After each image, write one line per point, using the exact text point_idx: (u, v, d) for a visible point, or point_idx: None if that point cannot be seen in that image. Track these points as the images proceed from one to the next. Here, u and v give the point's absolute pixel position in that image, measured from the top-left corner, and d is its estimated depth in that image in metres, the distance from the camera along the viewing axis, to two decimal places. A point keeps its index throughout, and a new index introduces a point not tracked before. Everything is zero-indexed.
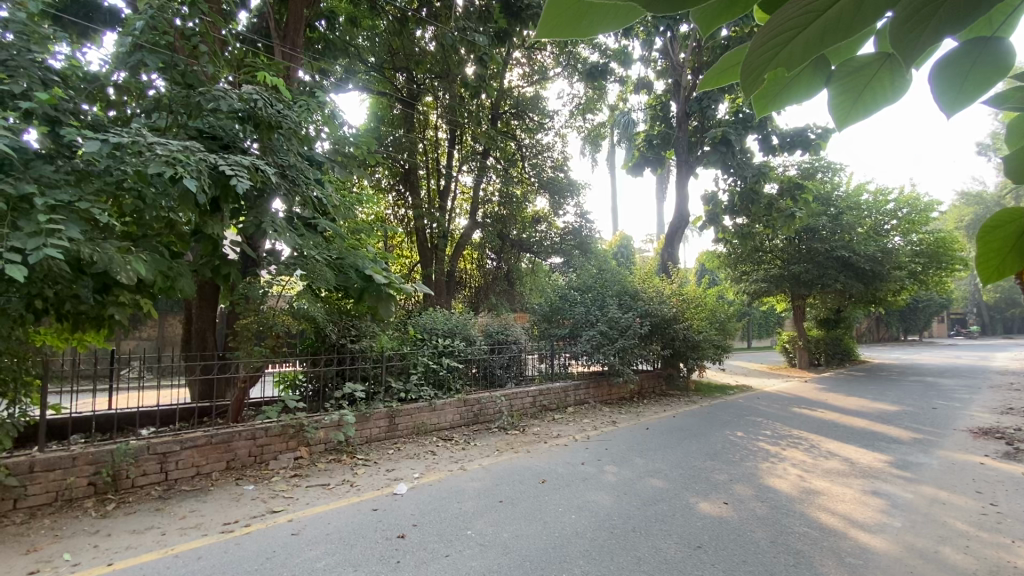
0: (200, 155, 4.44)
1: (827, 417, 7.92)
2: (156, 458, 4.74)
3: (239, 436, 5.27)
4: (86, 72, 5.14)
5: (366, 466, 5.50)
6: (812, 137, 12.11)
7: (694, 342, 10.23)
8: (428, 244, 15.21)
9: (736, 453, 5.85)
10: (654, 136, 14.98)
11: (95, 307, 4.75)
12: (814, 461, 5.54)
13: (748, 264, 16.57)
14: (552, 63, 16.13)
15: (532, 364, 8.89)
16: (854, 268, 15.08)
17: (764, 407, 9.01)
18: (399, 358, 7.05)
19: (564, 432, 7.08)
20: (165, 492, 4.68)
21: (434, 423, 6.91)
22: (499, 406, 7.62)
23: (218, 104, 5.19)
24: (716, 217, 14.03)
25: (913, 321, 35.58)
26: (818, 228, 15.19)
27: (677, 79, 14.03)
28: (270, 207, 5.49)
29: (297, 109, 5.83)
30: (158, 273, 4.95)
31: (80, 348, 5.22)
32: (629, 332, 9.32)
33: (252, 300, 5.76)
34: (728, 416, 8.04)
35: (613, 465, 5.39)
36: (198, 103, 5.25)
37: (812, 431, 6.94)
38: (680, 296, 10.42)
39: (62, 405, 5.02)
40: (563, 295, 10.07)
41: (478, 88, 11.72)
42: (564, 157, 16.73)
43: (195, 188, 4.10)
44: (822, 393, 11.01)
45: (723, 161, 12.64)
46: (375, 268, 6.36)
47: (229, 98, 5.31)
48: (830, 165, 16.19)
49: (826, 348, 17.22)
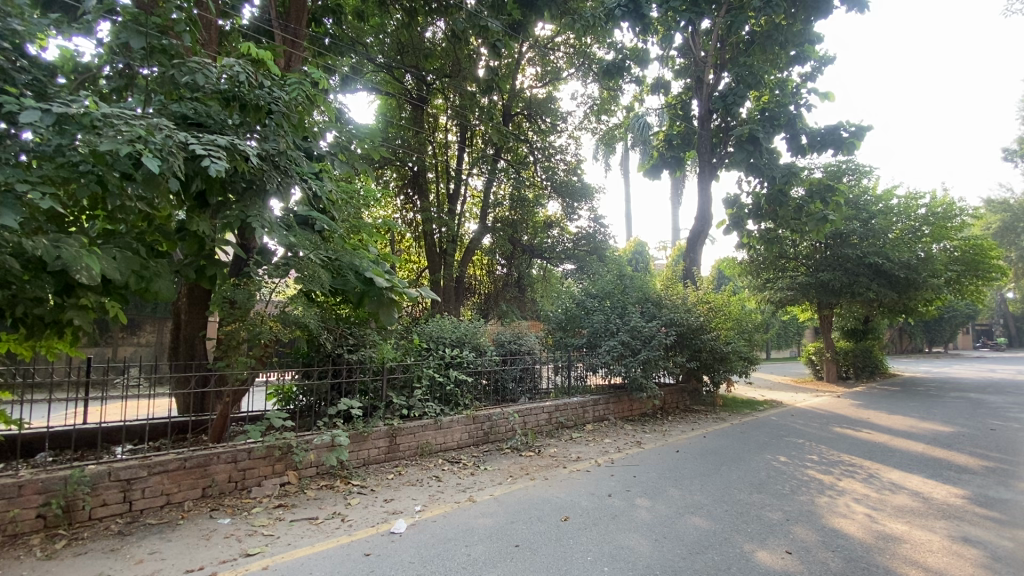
0: (169, 134, 3.81)
1: (877, 440, 7.11)
2: (119, 485, 4.11)
3: (218, 459, 4.63)
4: (79, 65, 4.91)
5: (361, 495, 4.82)
6: (846, 135, 11.37)
7: (723, 354, 9.46)
8: (437, 249, 14.49)
9: (785, 483, 5.09)
10: (674, 135, 14.36)
11: (53, 310, 4.14)
12: (880, 496, 4.77)
13: (772, 271, 15.81)
14: (566, 63, 15.54)
15: (548, 377, 8.13)
16: (887, 275, 14.23)
17: (803, 426, 8.20)
18: (403, 370, 6.37)
19: (584, 453, 6.36)
20: (127, 526, 4.04)
21: (440, 443, 6.23)
22: (512, 423, 6.94)
23: (195, 77, 4.73)
24: (741, 221, 13.28)
25: (939, 331, 34.38)
26: (848, 233, 14.40)
27: (698, 75, 13.17)
28: (265, 204, 4.95)
29: (288, 88, 5.23)
30: (131, 273, 4.39)
31: (46, 357, 4.65)
32: (654, 342, 8.58)
33: (239, 304, 5.17)
34: (765, 436, 7.26)
35: (645, 498, 4.67)
36: (172, 76, 4.79)
37: (865, 457, 6.16)
38: (706, 304, 9.70)
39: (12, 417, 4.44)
40: (580, 302, 9.39)
41: (491, 83, 11.15)
42: (578, 159, 16.09)
43: (159, 169, 3.50)
44: (861, 409, 10.17)
45: (748, 160, 11.93)
46: (376, 269, 5.70)
47: (207, 73, 4.79)
48: (859, 168, 15.38)
49: (855, 361, 16.27)
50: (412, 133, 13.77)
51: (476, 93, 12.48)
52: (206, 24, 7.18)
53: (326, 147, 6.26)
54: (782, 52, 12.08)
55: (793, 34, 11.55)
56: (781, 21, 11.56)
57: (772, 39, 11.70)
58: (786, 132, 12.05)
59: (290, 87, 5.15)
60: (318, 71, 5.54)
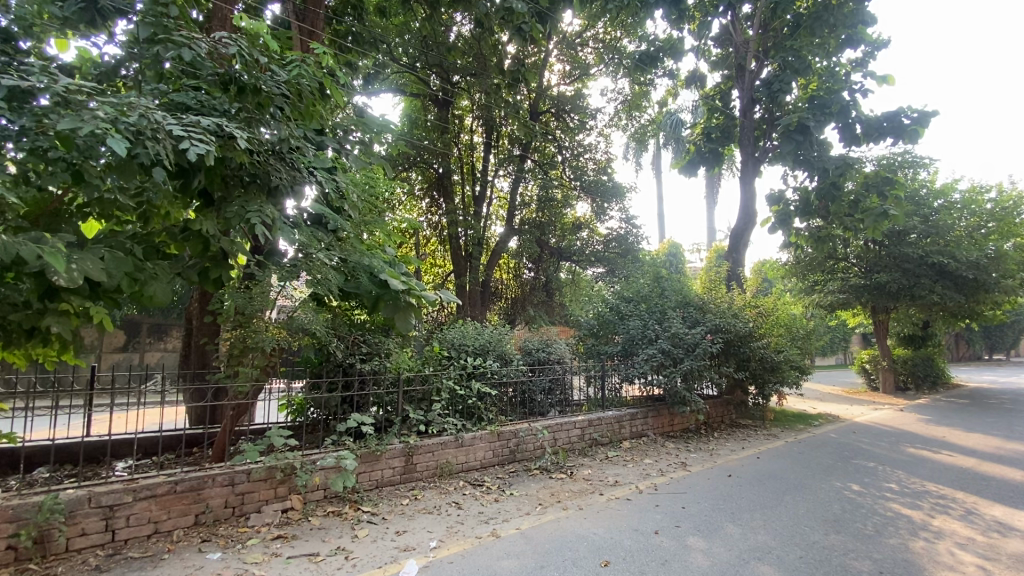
0: (144, 113, 3.33)
1: (964, 464, 6.18)
2: (101, 513, 3.67)
3: (213, 482, 4.14)
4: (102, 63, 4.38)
5: (371, 525, 4.26)
6: (908, 121, 10.39)
7: (774, 364, 8.60)
8: (462, 253, 13.92)
9: (867, 521, 4.29)
10: (713, 128, 13.52)
11: (33, 317, 3.74)
12: (990, 541, 3.94)
13: (820, 273, 14.78)
14: (595, 59, 14.89)
15: (580, 388, 7.41)
16: (952, 277, 12.98)
17: (870, 445, 7.30)
18: (420, 382, 5.81)
19: (623, 477, 5.65)
20: (106, 560, 3.57)
21: (462, 463, 5.64)
22: (540, 441, 6.29)
23: (181, 52, 4.15)
24: (787, 219, 11.97)
25: (1002, 338, 32.02)
26: (907, 230, 13.24)
27: (740, 64, 12.29)
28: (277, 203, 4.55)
29: (290, 68, 4.72)
30: (124, 276, 3.96)
31: (41, 365, 4.29)
32: (698, 351, 7.79)
33: (242, 311, 4.69)
34: (831, 458, 6.41)
35: (699, 538, 3.95)
36: (157, 52, 4.20)
37: (956, 486, 5.28)
38: (754, 308, 8.88)
39: (20, 436, 3.97)
40: (614, 307, 8.69)
41: (517, 75, 10.63)
42: (609, 158, 15.33)
43: (125, 150, 3.01)
44: (932, 425, 9.12)
45: (796, 153, 11.06)
46: (392, 271, 5.16)
47: (195, 48, 4.25)
48: (916, 160, 14.19)
49: (915, 371, 14.92)
50: (437, 134, 13.31)
51: (502, 89, 11.99)
52: (221, 16, 6.70)
53: (349, 142, 5.81)
54: (832, 35, 11.13)
55: (844, 15, 10.67)
56: (830, 1, 10.69)
57: (821, 20, 10.76)
58: (838, 122, 11.09)
59: (292, 67, 4.67)
60: (322, 45, 5.02)
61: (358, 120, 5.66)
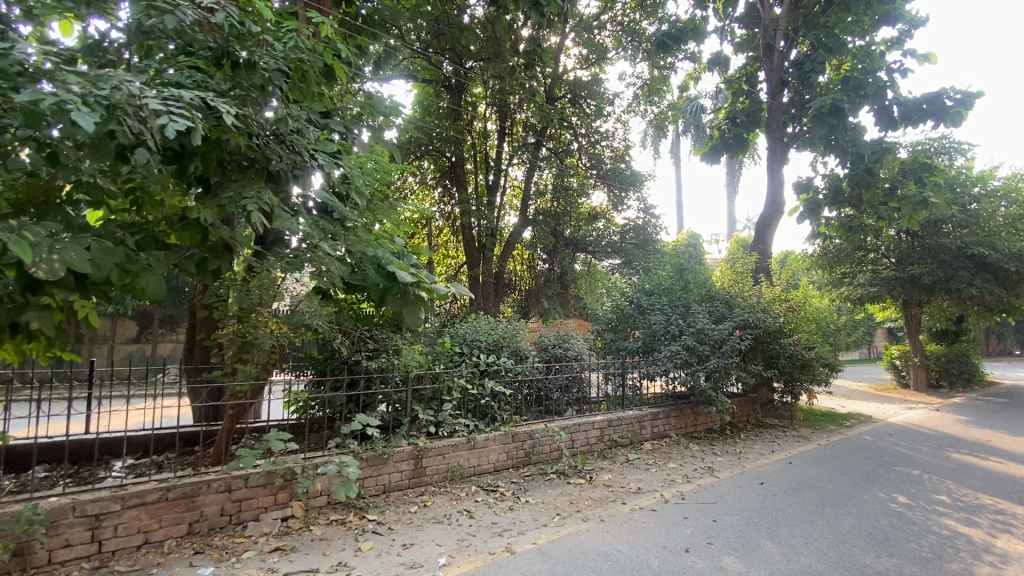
0: (121, 88, 2.99)
1: (1018, 473, 5.70)
2: (86, 522, 3.41)
3: (208, 489, 3.87)
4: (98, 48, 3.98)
5: (375, 536, 3.96)
6: (951, 103, 9.74)
7: (804, 361, 8.13)
8: (476, 244, 13.55)
9: (923, 541, 3.87)
10: (738, 112, 12.91)
11: (14, 312, 3.44)
12: None
13: (848, 264, 14.17)
14: (613, 43, 14.15)
15: (598, 385, 7.02)
16: (992, 269, 12.30)
17: (910, 449, 6.84)
18: (431, 381, 5.48)
19: (646, 484, 5.28)
20: (92, 573, 3.32)
21: (474, 467, 5.31)
22: (558, 443, 5.95)
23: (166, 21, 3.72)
24: (817, 207, 11.40)
25: None
26: (944, 220, 12.56)
27: (768, 44, 11.62)
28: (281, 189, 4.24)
29: (288, 41, 4.36)
30: (114, 267, 3.68)
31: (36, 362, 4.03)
32: (724, 348, 7.35)
33: (242, 306, 4.40)
34: (870, 465, 5.98)
35: (735, 559, 3.57)
36: (141, 22, 3.77)
37: (1014, 499, 4.84)
38: (783, 302, 8.42)
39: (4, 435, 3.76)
40: (633, 300, 8.29)
41: (534, 56, 10.14)
42: (627, 145, 14.80)
43: (94, 128, 2.68)
44: (972, 426, 8.60)
45: (828, 137, 10.45)
46: (401, 263, 4.81)
47: (183, 15, 3.80)
48: (953, 146, 13.45)
49: (949, 368, 14.26)
50: (449, 121, 12.98)
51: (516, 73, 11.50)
52: None
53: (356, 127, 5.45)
54: (866, 13, 10.43)
55: None
56: None
57: None
58: (873, 105, 10.42)
59: (290, 40, 4.33)
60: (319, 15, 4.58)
61: (365, 103, 5.30)
